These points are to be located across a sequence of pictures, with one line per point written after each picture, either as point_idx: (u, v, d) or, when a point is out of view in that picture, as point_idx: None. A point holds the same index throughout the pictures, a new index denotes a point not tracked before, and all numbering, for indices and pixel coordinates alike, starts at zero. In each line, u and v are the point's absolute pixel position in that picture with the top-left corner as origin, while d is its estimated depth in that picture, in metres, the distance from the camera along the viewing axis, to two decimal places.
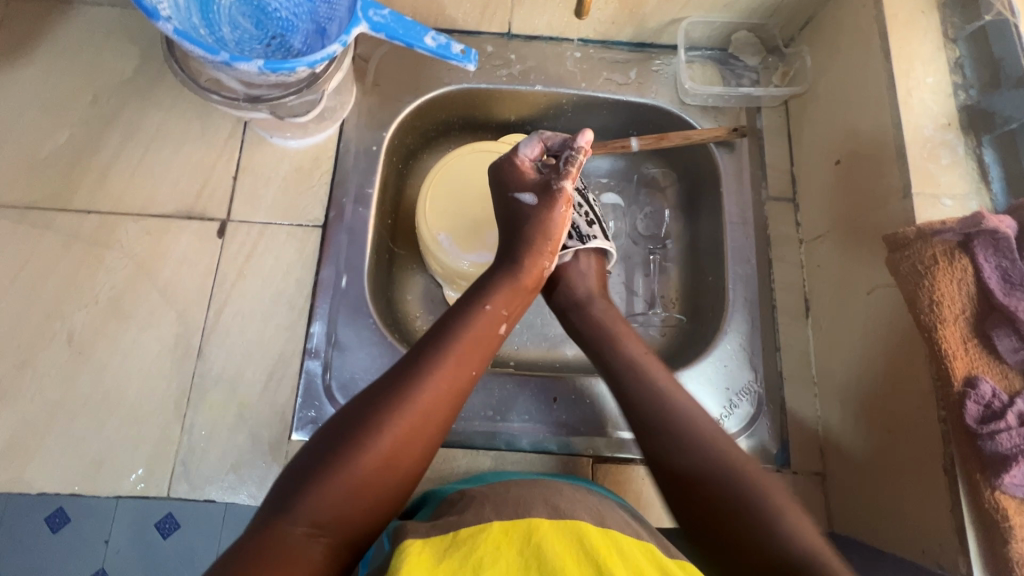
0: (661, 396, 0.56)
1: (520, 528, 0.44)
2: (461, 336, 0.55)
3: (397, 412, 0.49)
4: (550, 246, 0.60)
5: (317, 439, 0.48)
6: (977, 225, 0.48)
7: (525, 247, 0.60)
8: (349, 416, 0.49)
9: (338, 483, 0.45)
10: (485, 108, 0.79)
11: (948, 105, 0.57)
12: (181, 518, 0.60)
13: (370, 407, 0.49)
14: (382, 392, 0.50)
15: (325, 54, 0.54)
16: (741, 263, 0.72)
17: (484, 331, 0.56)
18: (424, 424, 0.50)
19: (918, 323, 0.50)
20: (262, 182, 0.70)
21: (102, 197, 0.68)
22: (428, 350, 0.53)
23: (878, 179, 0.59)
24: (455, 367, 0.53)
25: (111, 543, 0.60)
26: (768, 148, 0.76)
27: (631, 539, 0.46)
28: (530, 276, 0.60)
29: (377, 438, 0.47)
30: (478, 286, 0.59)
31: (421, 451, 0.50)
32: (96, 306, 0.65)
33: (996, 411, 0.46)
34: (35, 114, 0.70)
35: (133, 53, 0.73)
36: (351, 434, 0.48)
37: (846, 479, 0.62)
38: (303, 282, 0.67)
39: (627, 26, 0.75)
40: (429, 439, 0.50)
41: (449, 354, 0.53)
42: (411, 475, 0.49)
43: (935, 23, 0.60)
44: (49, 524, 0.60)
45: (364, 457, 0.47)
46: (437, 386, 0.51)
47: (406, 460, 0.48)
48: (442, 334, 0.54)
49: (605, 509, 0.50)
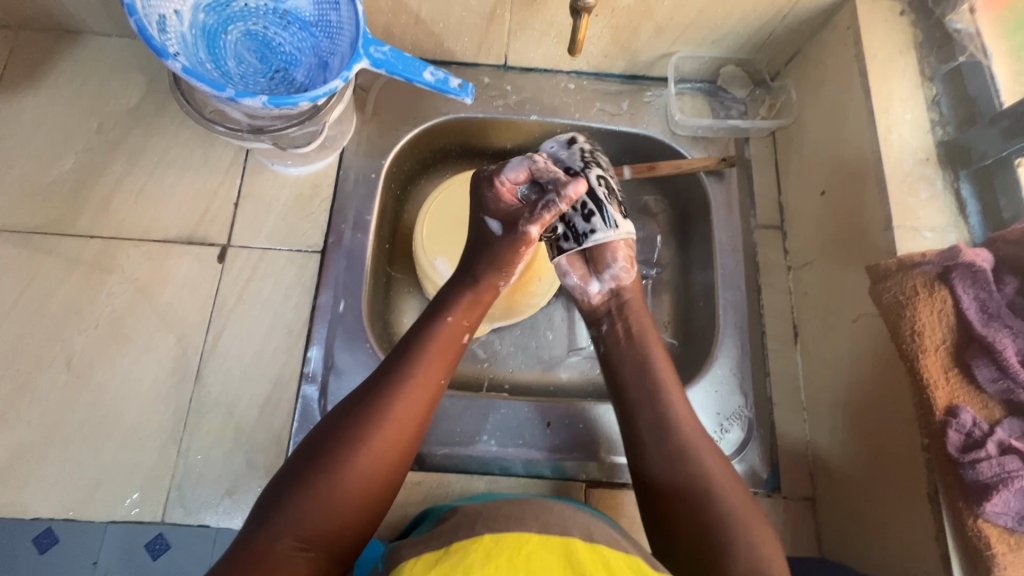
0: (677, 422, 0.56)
1: (509, 540, 0.45)
2: (429, 346, 0.55)
3: (370, 423, 0.50)
4: (509, 269, 0.61)
5: (297, 455, 0.49)
6: (955, 258, 0.50)
7: (485, 267, 0.61)
8: (324, 432, 0.50)
9: (319, 499, 0.46)
10: (481, 136, 0.81)
11: (926, 141, 0.59)
12: (171, 537, 0.60)
13: (344, 419, 0.50)
14: (356, 405, 0.51)
15: (327, 89, 0.56)
16: (731, 289, 0.73)
17: (450, 342, 0.57)
18: (398, 433, 0.51)
19: (901, 352, 0.52)
20: (263, 208, 0.71)
21: (105, 223, 0.69)
22: (397, 362, 0.54)
23: (861, 211, 0.61)
24: (425, 377, 0.54)
25: (98, 565, 0.59)
26: (756, 178, 0.78)
27: (618, 553, 0.46)
28: (491, 289, 0.61)
29: (352, 451, 0.48)
30: (446, 298, 0.60)
31: (395, 460, 0.50)
32: (96, 330, 0.66)
33: (977, 440, 0.47)
34: (41, 141, 0.72)
35: (139, 82, 0.75)
36: (326, 449, 0.48)
37: (834, 504, 0.63)
38: (301, 307, 0.68)
39: (619, 60, 0.77)
40: (402, 448, 0.51)
41: (419, 363, 0.54)
42: (390, 482, 0.50)
43: (912, 63, 0.62)
44: (37, 544, 0.59)
45: (342, 470, 0.47)
46: (407, 395, 0.52)
47: (383, 471, 0.49)
48: (411, 346, 0.55)
49: (597, 526, 0.50)
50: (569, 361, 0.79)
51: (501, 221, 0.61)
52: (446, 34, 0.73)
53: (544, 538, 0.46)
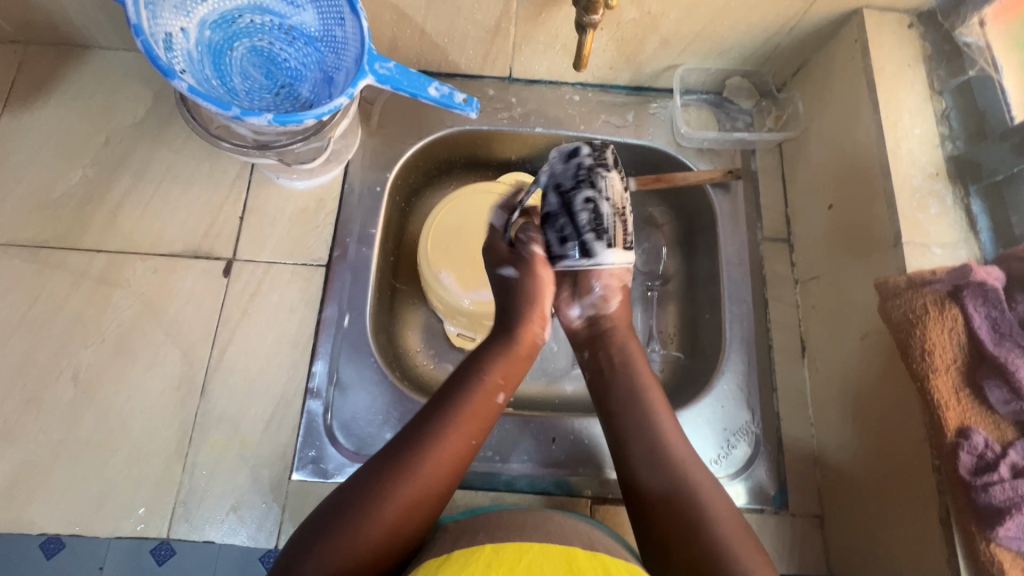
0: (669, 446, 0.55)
1: (510, 548, 0.45)
2: (466, 402, 0.55)
3: (403, 477, 0.49)
4: (540, 316, 0.61)
5: (328, 503, 0.49)
6: (966, 276, 0.50)
7: (522, 322, 0.61)
8: (356, 483, 0.50)
9: (343, 548, 0.46)
10: (486, 148, 0.81)
11: (936, 155, 0.59)
12: (176, 544, 0.60)
13: (377, 471, 0.50)
14: (390, 457, 0.51)
15: (332, 106, 0.56)
16: (738, 303, 0.73)
17: (485, 399, 0.56)
18: (429, 489, 0.50)
19: (911, 371, 0.51)
20: (268, 222, 0.72)
21: (111, 237, 0.70)
22: (434, 416, 0.54)
23: (870, 226, 0.61)
24: (458, 433, 0.53)
25: (104, 569, 0.60)
26: (763, 190, 0.78)
27: (615, 559, 0.46)
28: (525, 346, 0.61)
29: (382, 503, 0.48)
30: (483, 350, 0.60)
31: (423, 514, 0.50)
32: (102, 344, 0.66)
33: (989, 462, 0.46)
34: (49, 155, 0.72)
35: (145, 96, 0.75)
36: (356, 501, 0.48)
37: (842, 522, 0.62)
38: (306, 321, 0.68)
39: (624, 72, 0.77)
40: (430, 505, 0.50)
41: (455, 419, 0.54)
42: (416, 535, 0.50)
43: (921, 76, 0.62)
44: (44, 550, 0.60)
45: (369, 523, 0.47)
46: (441, 451, 0.52)
47: (410, 526, 0.49)
48: (448, 401, 0.55)
49: (597, 535, 0.51)
50: (574, 374, 0.79)
51: (511, 264, 0.62)
52: (451, 47, 0.73)
53: (545, 546, 0.46)
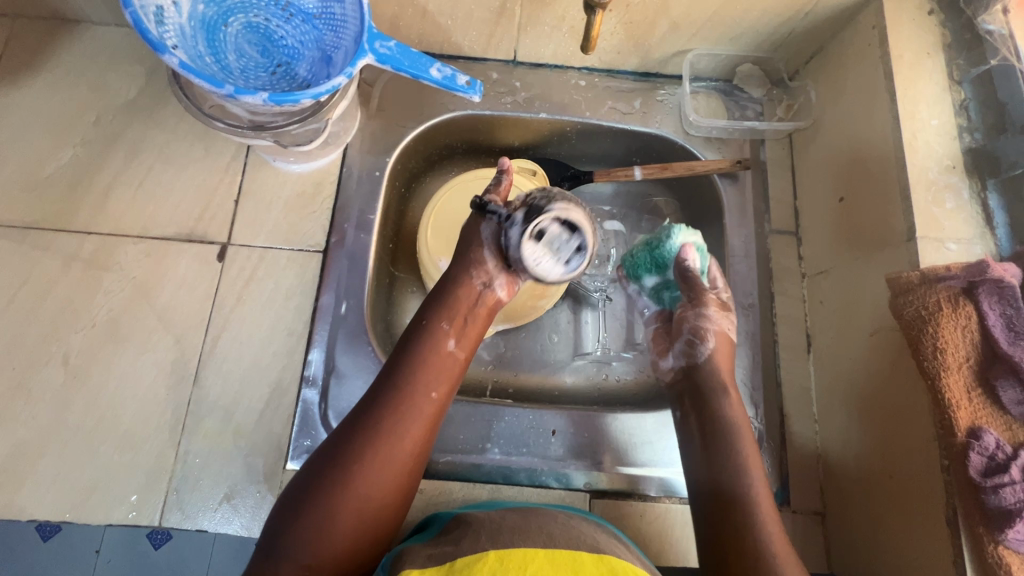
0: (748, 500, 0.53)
1: (517, 556, 0.43)
2: (423, 360, 0.54)
3: (362, 446, 0.49)
4: (480, 266, 0.58)
5: (297, 480, 0.49)
6: (983, 274, 0.48)
7: (455, 273, 0.58)
8: (323, 455, 0.49)
9: (317, 523, 0.46)
10: (488, 133, 0.79)
11: (952, 147, 0.57)
12: (172, 527, 0.60)
13: (342, 441, 0.49)
14: (349, 428, 0.50)
15: (330, 86, 0.54)
16: (743, 296, 0.71)
17: (437, 354, 0.54)
18: (394, 453, 0.50)
19: (922, 369, 0.50)
20: (263, 206, 0.70)
21: (102, 219, 0.68)
22: (388, 380, 0.53)
23: (884, 219, 0.59)
24: (412, 393, 0.52)
25: (101, 553, 0.59)
26: (771, 180, 0.76)
27: (624, 562, 0.46)
28: (467, 295, 0.57)
29: (346, 474, 0.48)
30: (436, 305, 0.57)
31: (392, 479, 0.49)
32: (93, 329, 0.64)
33: (1000, 464, 0.45)
34: (38, 133, 0.70)
35: (138, 73, 0.73)
36: (323, 477, 0.48)
37: (844, 519, 0.62)
38: (302, 308, 0.67)
39: (632, 57, 0.75)
40: (400, 468, 0.50)
41: (412, 378, 0.52)
42: (390, 499, 0.49)
43: (940, 65, 0.60)
44: (41, 532, 0.59)
45: (341, 494, 0.47)
46: (403, 412, 0.51)
47: (383, 492, 0.49)
48: (404, 361, 0.54)
49: (603, 538, 0.50)
50: (575, 365, 0.77)
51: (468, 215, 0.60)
52: (454, 28, 0.71)
53: (552, 553, 0.45)
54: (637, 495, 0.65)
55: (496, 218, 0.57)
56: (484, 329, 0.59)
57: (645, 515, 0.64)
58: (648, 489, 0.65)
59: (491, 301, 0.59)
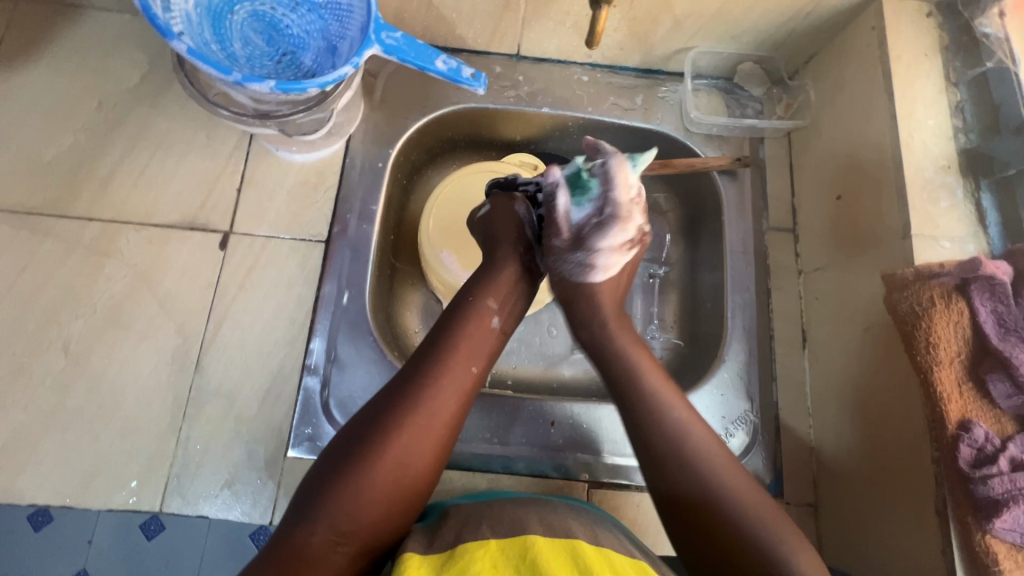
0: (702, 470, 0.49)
1: (516, 546, 0.44)
2: (463, 334, 0.54)
3: (402, 413, 0.49)
4: (523, 240, 0.61)
5: (333, 449, 0.48)
6: (976, 271, 0.50)
7: (501, 249, 0.61)
8: (358, 424, 0.49)
9: (350, 490, 0.45)
10: (491, 127, 0.80)
11: (947, 147, 0.58)
12: (166, 519, 0.60)
13: (379, 411, 0.49)
14: (388, 397, 0.50)
15: (336, 76, 0.54)
16: (741, 291, 0.73)
17: (477, 328, 0.55)
18: (433, 422, 0.49)
19: (915, 363, 0.51)
20: (266, 195, 0.70)
21: (104, 205, 0.68)
22: (429, 353, 0.53)
23: (879, 216, 0.60)
24: (453, 365, 0.52)
25: (93, 543, 0.59)
26: (769, 178, 0.77)
27: (624, 557, 0.45)
28: (512, 271, 0.60)
29: (385, 441, 0.47)
30: (477, 282, 0.59)
31: (429, 449, 0.49)
32: (94, 315, 0.64)
33: (989, 455, 0.47)
34: (39, 118, 0.69)
35: (141, 60, 0.72)
36: (361, 443, 0.47)
37: (836, 511, 0.63)
38: (304, 297, 0.67)
39: (635, 54, 0.75)
40: (438, 437, 0.49)
41: (452, 350, 0.53)
42: (427, 470, 0.49)
43: (937, 66, 0.61)
44: (33, 522, 0.59)
45: (377, 462, 0.47)
46: (443, 383, 0.51)
47: (417, 464, 0.48)
48: (445, 334, 0.54)
49: (601, 529, 0.49)
50: (574, 359, 0.78)
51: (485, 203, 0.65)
52: (459, 21, 0.71)
53: (552, 541, 0.45)
54: (634, 486, 0.66)
55: (534, 190, 0.65)
56: (522, 308, 0.61)
57: (641, 505, 0.65)
58: (644, 480, 0.66)
59: (533, 281, 0.62)
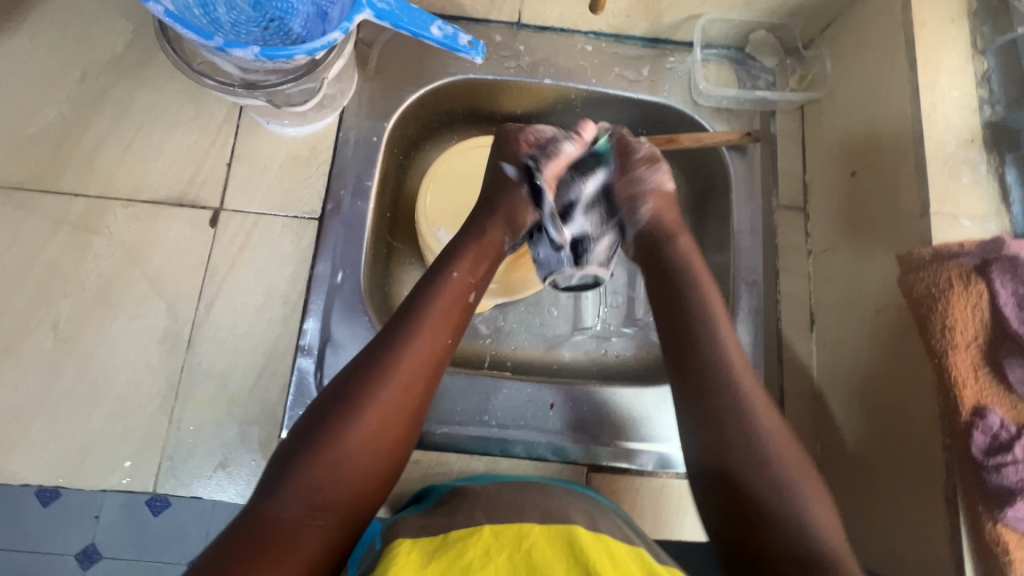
0: (739, 396, 0.50)
1: (509, 531, 0.42)
2: (433, 304, 0.52)
3: (373, 385, 0.47)
4: (506, 215, 0.59)
5: (301, 422, 0.47)
6: (999, 250, 0.47)
7: (485, 221, 0.59)
8: (328, 398, 0.47)
9: (323, 463, 0.44)
10: (490, 100, 0.76)
11: (972, 120, 0.54)
12: (172, 497, 0.59)
13: (350, 382, 0.47)
14: (358, 371, 0.48)
15: (325, 42, 0.51)
16: (748, 272, 0.70)
17: (451, 298, 0.54)
18: (404, 393, 0.48)
19: (929, 347, 0.49)
20: (257, 170, 0.67)
21: (89, 181, 0.65)
22: (400, 323, 0.51)
23: (896, 193, 0.57)
24: (426, 335, 0.51)
25: (101, 518, 0.59)
26: (780, 154, 0.74)
27: (623, 544, 0.44)
28: (492, 244, 0.58)
29: (355, 414, 0.46)
30: (451, 254, 0.57)
31: (403, 420, 0.48)
32: (83, 293, 0.63)
33: (1004, 443, 0.45)
34: (21, 89, 0.67)
35: (124, 28, 0.69)
36: (331, 417, 0.46)
37: (841, 496, 0.62)
38: (298, 276, 0.65)
39: (642, 21, 0.72)
40: (410, 408, 0.48)
41: (423, 321, 0.51)
42: (399, 442, 0.48)
43: (964, 32, 0.57)
44: (40, 497, 0.59)
45: (348, 434, 0.45)
46: (413, 352, 0.49)
47: (390, 434, 0.47)
48: (416, 306, 0.52)
49: (599, 514, 0.48)
50: (575, 340, 0.76)
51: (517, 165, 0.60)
52: None
53: (546, 527, 0.43)
54: (633, 469, 0.65)
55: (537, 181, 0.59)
56: (492, 276, 0.60)
57: (641, 488, 0.64)
58: (645, 463, 0.65)
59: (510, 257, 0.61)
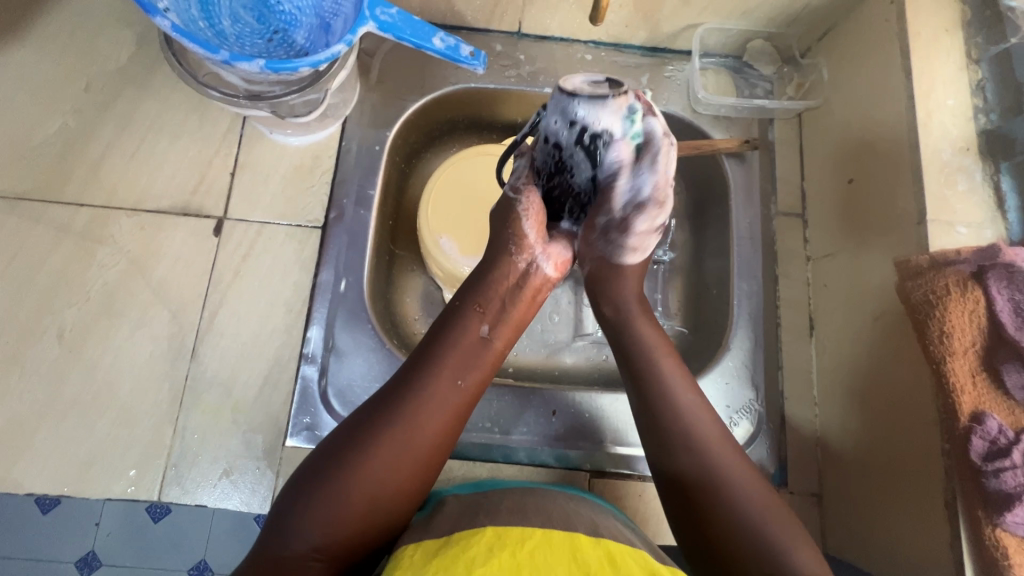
0: (689, 428, 0.49)
1: (514, 533, 0.43)
2: (450, 346, 0.51)
3: (383, 428, 0.46)
4: (522, 241, 0.54)
5: (312, 459, 0.47)
6: (994, 258, 0.48)
7: (504, 250, 0.54)
8: (339, 436, 0.47)
9: (326, 505, 0.43)
10: (491, 108, 0.77)
11: (968, 129, 0.55)
12: (172, 504, 0.60)
13: (361, 423, 0.47)
14: (370, 412, 0.47)
15: (330, 53, 0.52)
16: (747, 278, 0.71)
17: (468, 339, 0.51)
18: (415, 440, 0.47)
19: (927, 353, 0.50)
20: (260, 180, 0.68)
21: (93, 191, 0.66)
22: (416, 364, 0.50)
23: (894, 200, 0.58)
24: (440, 379, 0.49)
25: (101, 525, 0.59)
26: (778, 161, 0.75)
27: (627, 550, 0.43)
28: (512, 277, 0.54)
29: (362, 456, 0.45)
30: (473, 285, 0.54)
31: (411, 466, 0.46)
32: (87, 302, 0.63)
33: (1002, 448, 0.45)
34: (26, 100, 0.67)
35: (128, 39, 0.70)
36: (339, 457, 0.45)
37: (842, 500, 0.62)
38: (300, 284, 0.66)
39: (641, 31, 0.72)
40: (421, 454, 0.47)
41: (438, 364, 0.50)
42: (408, 487, 0.46)
43: (958, 42, 0.57)
44: (41, 505, 0.59)
45: (353, 478, 0.44)
46: (426, 397, 0.48)
47: (397, 479, 0.46)
48: (435, 344, 0.51)
49: (601, 521, 0.48)
50: (576, 346, 0.77)
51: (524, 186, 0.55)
52: None
53: (548, 533, 0.43)
54: (636, 475, 0.65)
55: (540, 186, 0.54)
56: (521, 309, 0.55)
57: (643, 494, 0.64)
58: (648, 469, 0.65)
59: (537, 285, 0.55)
